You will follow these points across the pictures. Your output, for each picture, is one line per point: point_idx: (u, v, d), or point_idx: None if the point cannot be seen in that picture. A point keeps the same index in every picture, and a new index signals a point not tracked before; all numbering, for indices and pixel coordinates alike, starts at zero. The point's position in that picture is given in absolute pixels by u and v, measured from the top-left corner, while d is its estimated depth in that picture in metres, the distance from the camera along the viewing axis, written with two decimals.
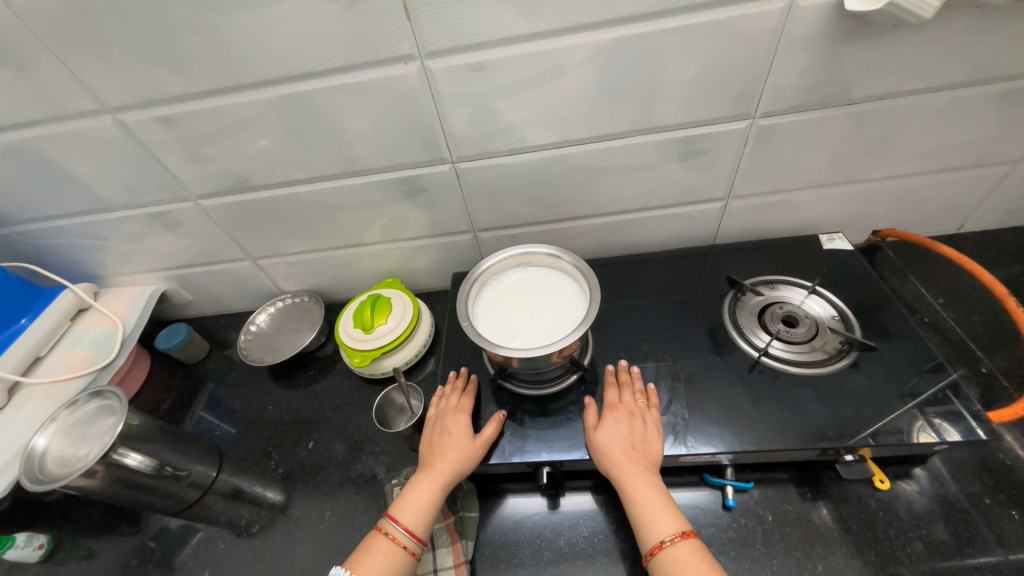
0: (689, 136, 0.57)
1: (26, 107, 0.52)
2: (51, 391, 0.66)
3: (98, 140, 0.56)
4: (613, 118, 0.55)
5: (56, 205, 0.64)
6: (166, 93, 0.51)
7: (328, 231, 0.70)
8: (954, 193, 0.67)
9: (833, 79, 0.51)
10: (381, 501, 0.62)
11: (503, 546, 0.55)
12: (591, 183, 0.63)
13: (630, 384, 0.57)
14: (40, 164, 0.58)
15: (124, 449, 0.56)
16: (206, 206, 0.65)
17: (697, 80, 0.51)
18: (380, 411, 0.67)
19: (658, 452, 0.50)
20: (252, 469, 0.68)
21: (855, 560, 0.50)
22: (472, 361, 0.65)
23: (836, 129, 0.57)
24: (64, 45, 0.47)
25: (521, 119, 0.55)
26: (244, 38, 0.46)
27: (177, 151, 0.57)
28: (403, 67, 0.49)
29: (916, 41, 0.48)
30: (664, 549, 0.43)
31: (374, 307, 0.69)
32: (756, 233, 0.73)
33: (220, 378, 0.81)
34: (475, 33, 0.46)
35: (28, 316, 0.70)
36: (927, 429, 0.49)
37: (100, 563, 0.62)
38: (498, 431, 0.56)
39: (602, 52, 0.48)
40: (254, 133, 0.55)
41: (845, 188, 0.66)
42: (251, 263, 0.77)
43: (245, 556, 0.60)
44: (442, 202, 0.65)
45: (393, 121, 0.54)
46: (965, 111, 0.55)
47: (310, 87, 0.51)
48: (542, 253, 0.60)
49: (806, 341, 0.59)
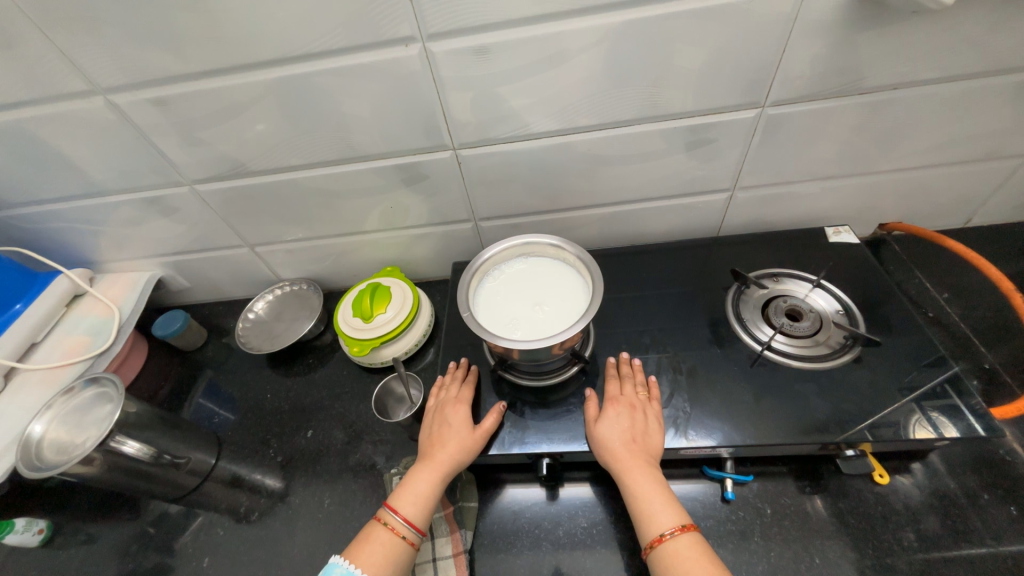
0: (696, 125, 0.56)
1: (16, 86, 0.50)
2: (48, 377, 0.66)
3: (90, 122, 0.54)
4: (619, 105, 0.53)
5: (49, 188, 0.63)
6: (159, 73, 0.49)
7: (327, 218, 0.69)
8: (963, 186, 0.66)
9: (846, 67, 0.50)
10: (381, 490, 0.62)
11: (502, 535, 0.56)
12: (595, 173, 0.62)
13: (631, 376, 0.57)
14: (30, 146, 0.57)
15: (121, 437, 0.55)
16: (202, 191, 0.64)
17: (706, 68, 0.50)
18: (380, 401, 0.67)
19: (659, 444, 0.50)
20: (251, 457, 0.68)
21: (851, 553, 0.50)
22: (472, 351, 0.65)
23: (847, 119, 0.56)
24: (52, 21, 0.45)
25: (525, 105, 0.53)
26: (239, 17, 0.44)
27: (172, 134, 0.55)
28: (403, 50, 0.47)
29: (934, 28, 0.46)
30: (664, 542, 0.43)
31: (374, 296, 0.68)
32: (760, 225, 0.72)
33: (218, 365, 0.80)
34: (477, 15, 0.44)
35: (23, 301, 0.69)
36: (925, 423, 0.49)
37: (99, 547, 0.62)
38: (498, 422, 0.55)
39: (609, 36, 0.46)
40: (251, 116, 0.54)
41: (854, 180, 0.64)
42: (248, 250, 0.75)
43: (244, 542, 0.60)
44: (443, 190, 0.64)
45: (393, 105, 0.53)
46: (979, 102, 0.54)
47: (308, 69, 0.49)
48: (545, 243, 0.59)
49: (810, 335, 0.58)
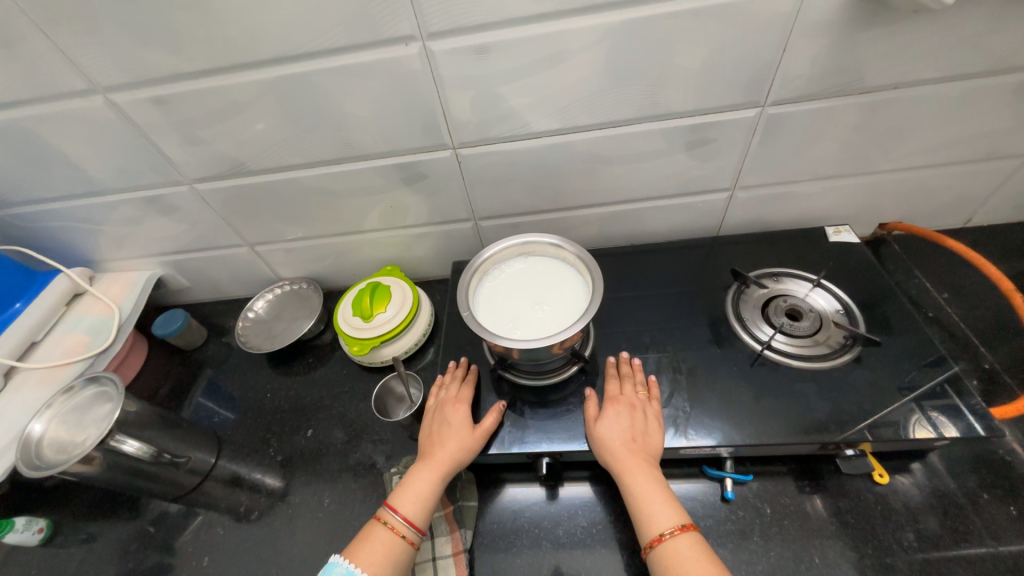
0: (696, 124, 0.56)
1: (15, 85, 0.50)
2: (48, 376, 0.66)
3: (89, 121, 0.54)
4: (618, 104, 0.53)
5: (49, 187, 0.63)
6: (159, 72, 0.49)
7: (327, 218, 0.69)
8: (964, 185, 0.66)
9: (847, 66, 0.50)
10: (381, 489, 0.62)
11: (502, 535, 0.56)
12: (595, 172, 0.62)
13: (631, 375, 0.57)
14: (30, 144, 0.57)
15: (121, 436, 0.55)
16: (202, 190, 0.64)
17: (706, 67, 0.50)
18: (380, 400, 0.67)
19: (659, 444, 0.50)
20: (251, 456, 0.68)
21: (850, 552, 0.50)
22: (472, 351, 0.65)
23: (848, 119, 0.56)
24: (51, 19, 0.45)
25: (525, 104, 0.53)
26: (239, 16, 0.44)
27: (172, 133, 0.55)
28: (403, 49, 0.47)
29: (935, 28, 0.46)
30: (663, 542, 0.43)
31: (374, 296, 0.68)
32: (760, 224, 0.72)
33: (218, 364, 0.80)
34: (477, 14, 0.44)
35: (23, 300, 0.69)
36: (924, 423, 0.49)
37: (99, 546, 0.62)
38: (498, 422, 0.55)
39: (609, 35, 0.46)
40: (251, 116, 0.53)
41: (854, 180, 0.64)
42: (248, 249, 0.75)
43: (244, 541, 0.60)
44: (443, 189, 0.64)
45: (393, 104, 0.52)
46: (980, 101, 0.54)
47: (308, 68, 0.49)
48: (545, 243, 0.59)
49: (810, 335, 0.58)
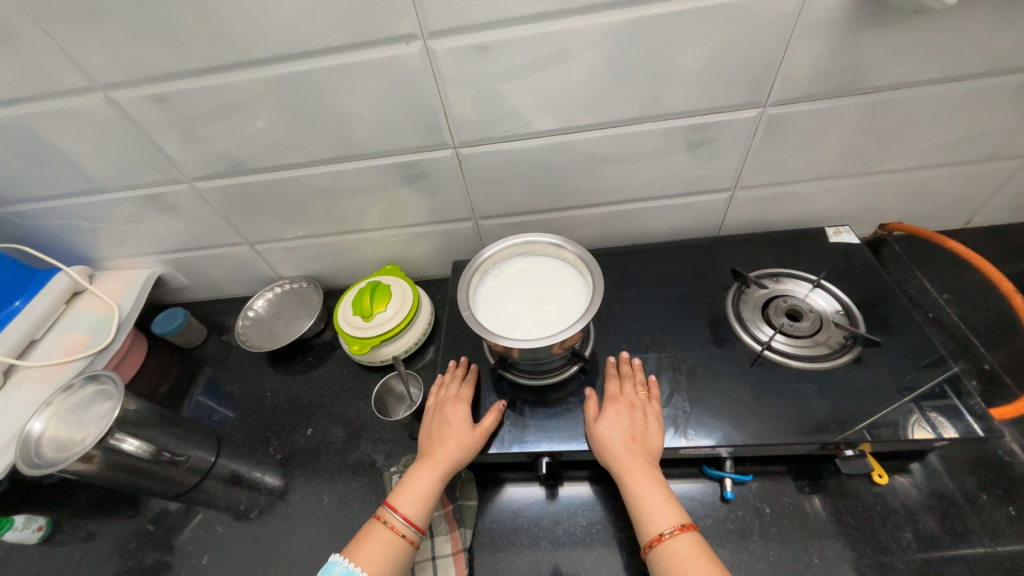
0: (697, 124, 0.56)
1: (14, 83, 0.50)
2: (47, 375, 0.66)
3: (88, 119, 0.54)
4: (620, 104, 0.53)
5: (48, 185, 0.63)
6: (159, 70, 0.49)
7: (327, 216, 0.69)
8: (964, 186, 0.66)
9: (848, 66, 0.50)
10: (380, 488, 0.62)
11: (502, 534, 0.56)
12: (595, 172, 0.62)
13: (631, 375, 0.57)
14: (28, 142, 0.56)
15: (121, 434, 0.55)
16: (202, 189, 0.64)
17: (707, 67, 0.49)
18: (380, 398, 0.67)
19: (658, 444, 0.50)
20: (251, 455, 0.68)
21: (849, 552, 0.50)
22: (472, 350, 0.64)
23: (848, 119, 0.55)
24: (51, 17, 0.45)
25: (526, 103, 0.53)
26: (239, 14, 0.44)
27: (172, 131, 0.55)
28: (404, 48, 0.47)
29: (937, 28, 0.46)
30: (663, 541, 0.43)
31: (374, 295, 0.68)
32: (761, 224, 0.72)
33: (218, 363, 0.80)
34: (479, 13, 0.44)
35: (22, 299, 0.69)
36: (923, 424, 0.49)
37: (99, 544, 0.62)
38: (498, 421, 0.55)
39: (611, 34, 0.46)
40: (251, 114, 0.53)
41: (855, 180, 0.64)
42: (248, 248, 0.75)
43: (244, 539, 0.60)
44: (443, 188, 0.64)
45: (393, 102, 0.52)
46: (981, 102, 0.53)
47: (308, 66, 0.49)
48: (545, 242, 0.59)
49: (810, 335, 0.58)
